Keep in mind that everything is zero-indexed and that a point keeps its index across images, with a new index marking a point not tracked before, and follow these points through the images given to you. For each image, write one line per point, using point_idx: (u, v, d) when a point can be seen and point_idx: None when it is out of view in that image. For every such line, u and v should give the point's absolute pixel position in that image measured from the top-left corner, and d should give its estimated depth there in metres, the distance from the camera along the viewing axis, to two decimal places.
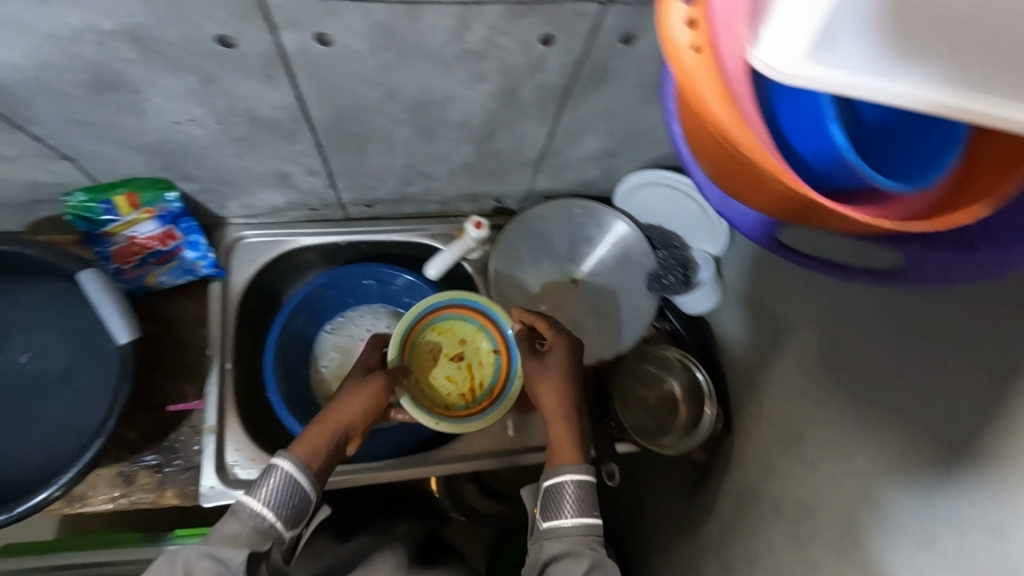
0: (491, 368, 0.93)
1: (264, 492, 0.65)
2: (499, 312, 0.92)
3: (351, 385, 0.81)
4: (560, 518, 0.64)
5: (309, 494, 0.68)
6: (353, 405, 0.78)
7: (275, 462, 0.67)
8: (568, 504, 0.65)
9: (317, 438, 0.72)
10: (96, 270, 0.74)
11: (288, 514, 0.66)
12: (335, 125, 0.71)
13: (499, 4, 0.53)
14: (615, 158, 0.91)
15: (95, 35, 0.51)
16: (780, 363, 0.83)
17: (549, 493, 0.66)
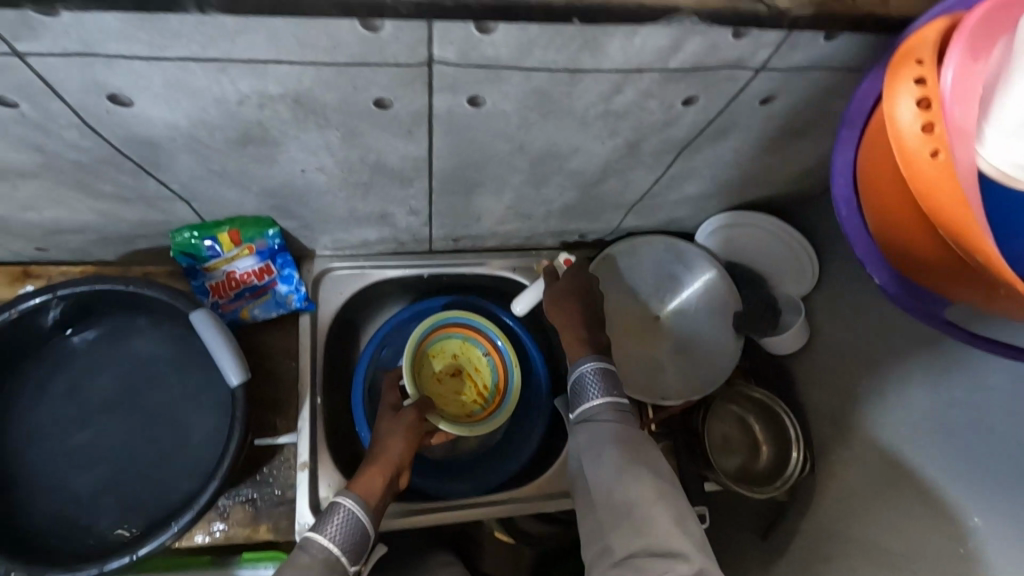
0: (488, 368, 1.00)
1: (332, 527, 0.68)
2: (478, 319, 0.99)
3: (388, 424, 0.84)
4: (588, 401, 0.76)
5: (369, 531, 0.70)
6: (393, 443, 0.80)
7: (338, 501, 0.70)
8: (594, 388, 0.77)
9: (371, 480, 0.74)
10: (207, 309, 0.75)
11: (353, 551, 0.68)
12: (453, 173, 0.71)
13: (658, 71, 0.53)
14: (709, 200, 0.91)
15: (260, 99, 0.52)
16: (877, 411, 0.83)
17: (576, 384, 0.78)
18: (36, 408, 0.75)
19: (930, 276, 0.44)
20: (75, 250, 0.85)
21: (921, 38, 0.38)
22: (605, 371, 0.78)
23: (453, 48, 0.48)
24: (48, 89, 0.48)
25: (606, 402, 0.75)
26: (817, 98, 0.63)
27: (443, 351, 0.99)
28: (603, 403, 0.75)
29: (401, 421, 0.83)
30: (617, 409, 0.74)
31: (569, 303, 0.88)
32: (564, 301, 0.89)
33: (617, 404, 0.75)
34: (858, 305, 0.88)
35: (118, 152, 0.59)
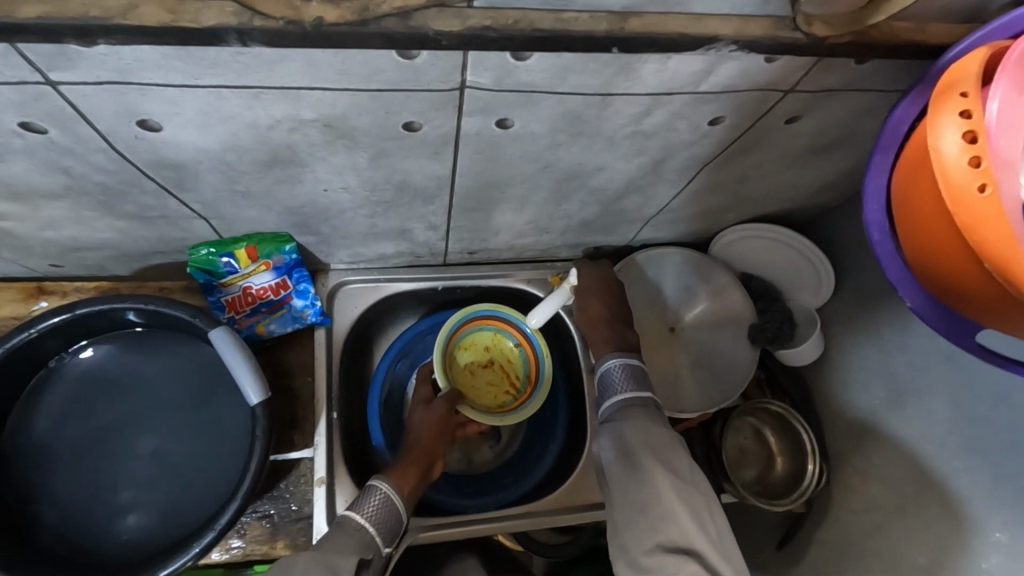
0: (520, 359, 0.99)
1: (369, 508, 0.73)
2: (507, 312, 0.97)
3: (420, 416, 0.89)
4: (614, 395, 0.79)
5: (402, 514, 0.76)
6: (424, 435, 0.87)
7: (375, 484, 0.76)
8: (621, 383, 0.80)
9: (404, 472, 0.80)
10: (227, 327, 0.74)
11: (386, 532, 0.74)
12: (476, 190, 0.71)
13: (690, 94, 0.53)
14: (725, 213, 0.91)
15: (291, 123, 0.52)
16: (896, 424, 0.83)
17: (605, 379, 0.82)
18: (58, 428, 0.75)
19: (979, 307, 0.43)
20: (90, 266, 0.85)
21: (964, 68, 0.38)
22: (631, 367, 0.81)
23: (488, 74, 0.48)
24: (79, 116, 0.48)
25: (630, 396, 0.78)
26: (843, 117, 0.63)
27: (473, 343, 0.98)
28: (627, 397, 0.78)
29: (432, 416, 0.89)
30: (639, 403, 0.77)
31: (596, 302, 0.92)
32: (592, 302, 0.92)
33: (642, 399, 0.78)
34: (875, 318, 0.88)
35: (144, 175, 0.59)
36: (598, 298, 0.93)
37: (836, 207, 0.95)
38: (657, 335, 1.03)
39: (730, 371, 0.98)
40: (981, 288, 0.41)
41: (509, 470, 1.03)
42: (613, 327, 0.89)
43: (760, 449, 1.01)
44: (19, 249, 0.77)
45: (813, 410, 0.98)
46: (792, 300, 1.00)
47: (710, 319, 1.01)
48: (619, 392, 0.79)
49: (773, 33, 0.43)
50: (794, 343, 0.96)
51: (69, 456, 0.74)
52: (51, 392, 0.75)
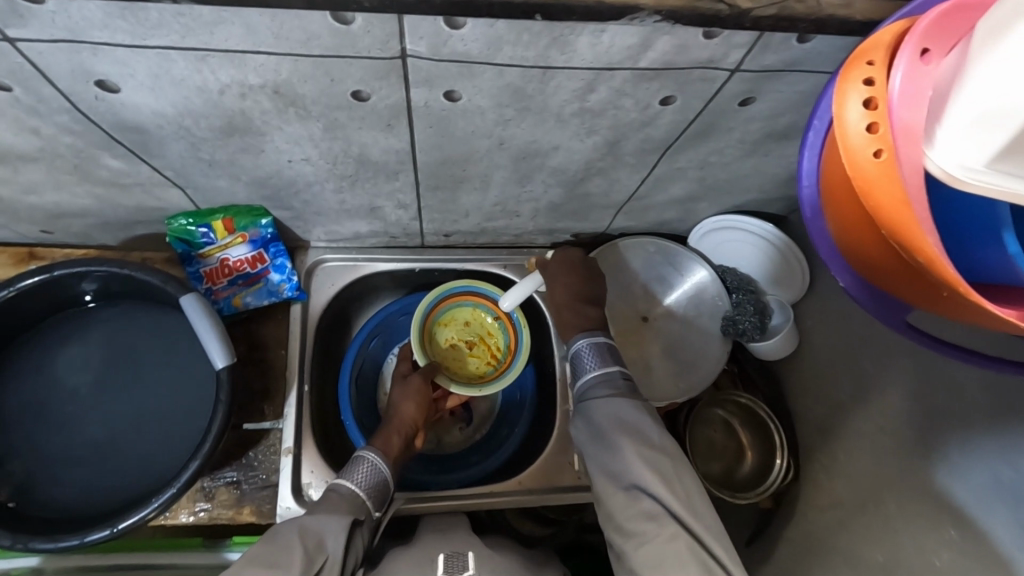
0: (500, 331, 1.00)
1: (359, 476, 0.76)
2: (483, 286, 0.98)
3: (401, 390, 0.91)
4: (584, 373, 0.79)
5: (389, 481, 0.79)
6: (407, 407, 0.89)
7: (362, 454, 0.79)
8: (589, 361, 0.80)
9: (387, 442, 0.83)
10: (198, 294, 0.77)
11: (375, 497, 0.76)
12: (437, 167, 0.72)
13: (631, 70, 0.54)
14: (698, 203, 0.91)
15: (240, 89, 0.54)
16: (861, 419, 0.82)
17: (574, 358, 0.83)
18: (33, 384, 0.77)
19: (898, 287, 0.43)
20: (78, 234, 0.88)
21: (877, 38, 0.38)
22: (597, 344, 0.82)
23: (424, 42, 0.49)
24: (38, 74, 0.50)
25: (601, 373, 0.78)
26: (799, 101, 0.63)
27: (453, 319, 1.00)
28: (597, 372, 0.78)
29: (413, 389, 0.91)
30: (610, 377, 0.77)
31: (562, 284, 0.92)
32: (558, 287, 0.92)
33: (611, 374, 0.78)
34: (845, 313, 0.87)
35: (111, 138, 0.61)
36: (562, 279, 0.92)
37: None
38: (629, 327, 1.02)
39: (699, 364, 0.98)
40: (890, 265, 0.41)
41: (478, 453, 1.05)
42: (577, 309, 0.88)
43: (729, 442, 1.00)
44: (7, 213, 0.81)
45: (784, 406, 0.99)
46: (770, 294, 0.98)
47: (683, 311, 1.01)
48: (587, 370, 0.79)
49: (694, 3, 0.43)
50: (766, 338, 0.95)
51: (40, 412, 0.76)
52: (30, 350, 0.78)
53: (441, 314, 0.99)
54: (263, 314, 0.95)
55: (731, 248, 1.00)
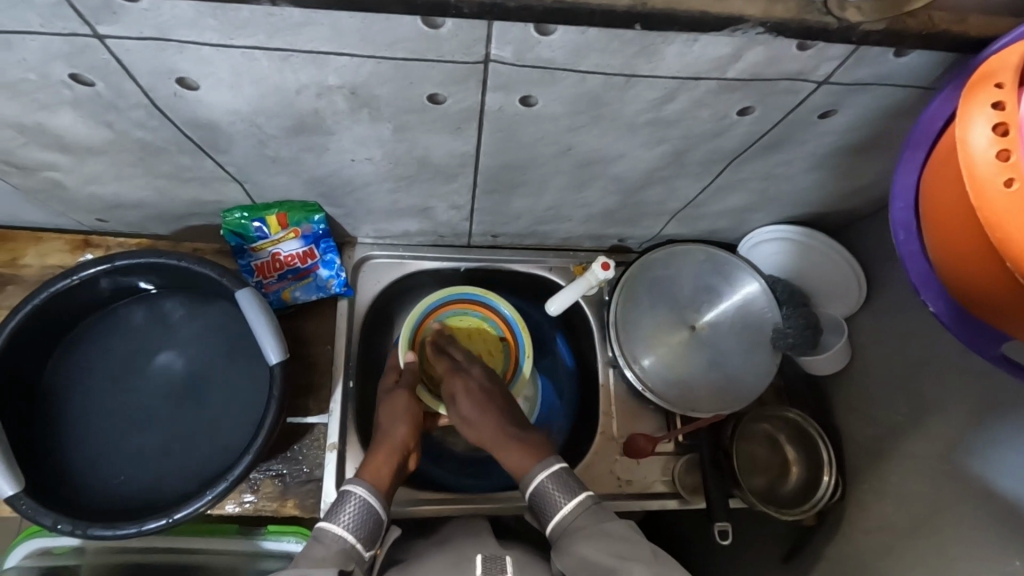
0: (500, 356, 0.99)
1: (345, 517, 0.71)
2: (497, 301, 0.98)
3: (384, 411, 0.85)
4: (557, 509, 0.71)
5: (382, 516, 0.74)
6: (397, 429, 0.83)
7: (349, 490, 0.73)
8: (555, 493, 0.73)
9: (375, 468, 0.78)
10: (253, 289, 0.77)
11: (368, 536, 0.72)
12: (497, 171, 0.71)
13: (716, 80, 0.53)
14: (754, 212, 0.89)
15: (317, 90, 0.53)
16: (915, 441, 0.80)
17: (535, 498, 0.74)
18: (88, 372, 0.78)
19: (1002, 319, 0.42)
20: (132, 223, 0.89)
21: (1003, 60, 0.38)
22: (559, 476, 0.74)
23: (509, 48, 0.48)
24: (121, 70, 0.50)
25: (549, 472, 0.74)
26: (880, 114, 0.61)
27: (459, 324, 0.99)
28: (549, 478, 0.74)
29: (399, 406, 0.85)
30: (571, 488, 0.73)
31: (462, 387, 0.87)
32: (462, 395, 0.86)
33: (560, 471, 0.75)
34: (903, 331, 0.84)
35: (181, 133, 0.61)
36: (462, 380, 0.88)
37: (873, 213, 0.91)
38: (676, 335, 0.98)
39: (747, 376, 0.96)
40: (996, 293, 0.40)
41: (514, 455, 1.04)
42: (504, 424, 0.84)
43: (772, 458, 0.97)
44: (67, 202, 0.81)
45: (831, 422, 0.95)
46: (821, 308, 0.96)
47: (731, 322, 0.98)
48: (536, 476, 0.75)
49: (800, 16, 0.43)
50: (817, 352, 0.93)
51: (96, 400, 0.78)
52: (85, 338, 0.79)
53: (447, 316, 0.98)
54: (309, 309, 0.95)
55: (783, 261, 0.98)
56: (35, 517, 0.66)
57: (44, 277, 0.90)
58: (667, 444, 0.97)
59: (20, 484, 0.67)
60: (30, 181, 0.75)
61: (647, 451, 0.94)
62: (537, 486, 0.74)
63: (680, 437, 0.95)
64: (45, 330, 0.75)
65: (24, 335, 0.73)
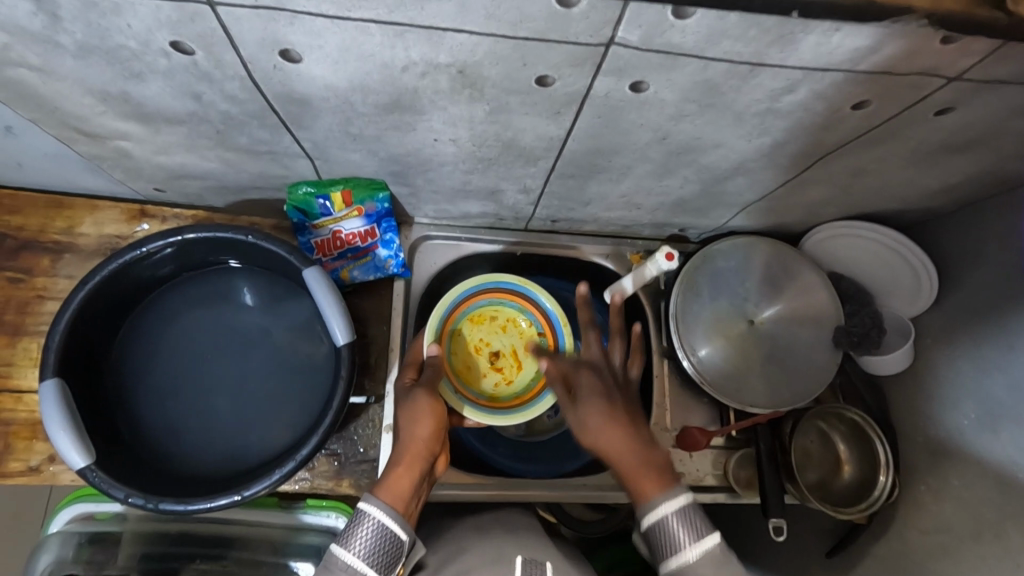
0: (536, 351, 0.95)
1: (359, 543, 0.62)
2: (534, 290, 0.94)
3: (409, 411, 0.76)
4: (678, 553, 0.60)
5: (402, 537, 0.64)
6: (421, 431, 0.73)
7: (364, 510, 0.64)
8: (680, 533, 0.61)
9: (398, 482, 0.67)
10: (319, 267, 0.76)
11: (383, 562, 0.62)
12: (583, 156, 0.69)
13: (843, 73, 0.51)
14: (828, 206, 0.87)
15: (425, 67, 0.51)
16: (980, 445, 0.79)
17: (652, 532, 0.62)
18: (154, 351, 0.79)
19: None
20: (191, 195, 0.87)
21: None
22: (685, 512, 0.62)
23: (638, 31, 0.46)
24: (227, 40, 0.48)
25: (674, 506, 0.62)
26: (996, 109, 0.58)
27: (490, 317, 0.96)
28: (673, 512, 0.62)
29: (421, 405, 0.76)
30: (698, 527, 0.61)
31: (590, 380, 0.76)
32: (586, 390, 0.74)
33: (686, 505, 0.62)
34: (975, 335, 0.82)
35: (269, 107, 0.59)
36: (590, 371, 0.78)
37: (947, 213, 0.89)
38: (734, 327, 0.97)
39: (808, 372, 0.94)
40: None
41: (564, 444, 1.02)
42: (629, 430, 0.69)
43: (825, 454, 0.95)
44: (130, 171, 0.79)
45: (889, 421, 0.92)
46: (883, 308, 0.94)
47: (791, 316, 0.96)
48: (655, 510, 0.62)
49: (969, 9, 0.43)
50: (879, 353, 0.92)
51: (161, 377, 0.78)
52: (151, 316, 0.80)
53: (482, 307, 0.95)
54: (365, 289, 0.94)
55: (853, 258, 0.97)
56: (107, 490, 0.66)
57: (101, 247, 0.89)
58: (718, 438, 0.97)
59: (90, 456, 0.67)
60: (98, 149, 0.73)
61: (701, 445, 0.93)
62: (658, 519, 0.62)
63: (733, 431, 0.94)
64: (113, 305, 0.76)
65: (99, 307, 0.73)
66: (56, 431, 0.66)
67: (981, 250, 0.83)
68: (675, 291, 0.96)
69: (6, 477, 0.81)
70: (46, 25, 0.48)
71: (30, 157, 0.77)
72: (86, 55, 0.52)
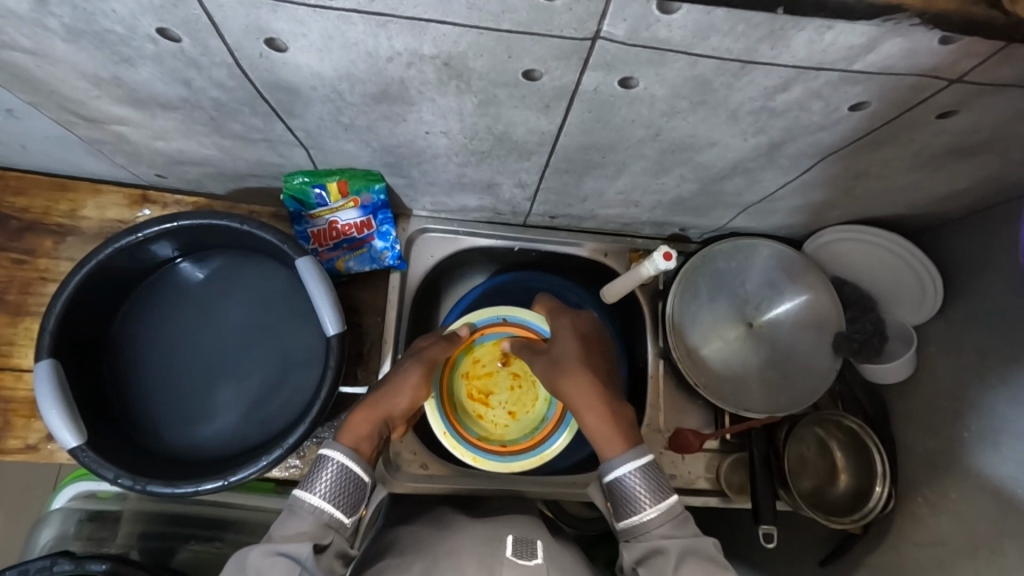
0: (466, 420, 0.92)
1: (322, 485, 0.66)
2: (538, 449, 0.89)
3: (395, 376, 0.81)
4: (639, 511, 0.67)
5: (363, 480, 0.69)
6: (399, 399, 0.79)
7: (327, 456, 0.68)
8: (641, 494, 0.68)
9: (358, 431, 0.73)
10: (312, 257, 0.76)
11: (348, 502, 0.67)
12: (576, 152, 0.68)
13: (839, 72, 0.49)
14: (832, 208, 0.84)
15: (411, 58, 0.51)
16: (978, 458, 0.76)
17: (617, 487, 0.69)
18: (147, 334, 0.80)
19: None
20: (190, 181, 0.87)
21: None
22: (645, 471, 0.69)
23: (624, 25, 0.45)
24: (212, 27, 0.48)
25: (638, 464, 0.69)
26: (1002, 112, 0.56)
27: (529, 424, 0.94)
28: (636, 470, 0.69)
29: (406, 376, 0.81)
30: (658, 489, 0.68)
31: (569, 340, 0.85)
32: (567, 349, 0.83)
33: (649, 464, 0.70)
34: (978, 345, 0.80)
35: (257, 95, 0.59)
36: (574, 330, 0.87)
37: (956, 220, 0.87)
38: (732, 330, 0.96)
39: (807, 378, 0.92)
40: None
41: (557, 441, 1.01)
42: (600, 388, 0.78)
43: (820, 462, 0.93)
44: (130, 156, 0.80)
45: (889, 431, 0.90)
46: (888, 316, 0.92)
47: (792, 321, 0.94)
48: (621, 465, 0.69)
49: (966, 7, 0.42)
50: (882, 360, 0.89)
51: (157, 359, 0.79)
52: (148, 301, 0.81)
53: (542, 426, 0.92)
54: (360, 279, 0.94)
55: (857, 264, 0.95)
56: (96, 470, 0.67)
57: (103, 230, 0.90)
58: (712, 442, 0.95)
59: (82, 436, 0.68)
60: (98, 133, 0.74)
61: (695, 447, 0.92)
62: (620, 475, 0.69)
63: (728, 434, 0.92)
64: (111, 289, 0.77)
65: (95, 290, 0.74)
66: (48, 409, 0.67)
67: (988, 259, 0.81)
68: (674, 291, 0.94)
69: (5, 452, 0.83)
70: (35, 9, 0.48)
71: (32, 139, 0.78)
72: (75, 39, 0.52)
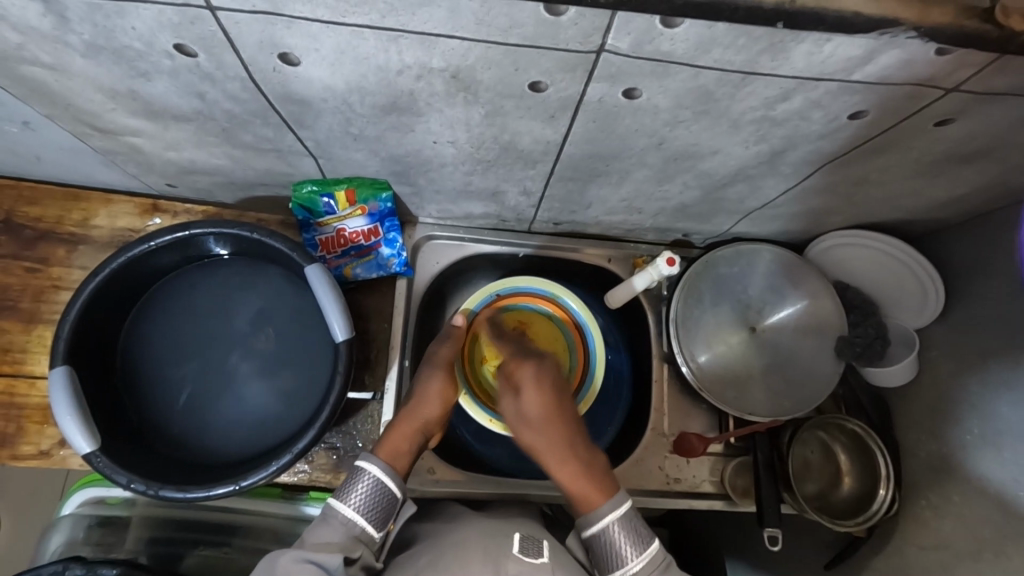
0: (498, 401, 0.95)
1: (356, 497, 0.68)
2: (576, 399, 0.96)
3: (422, 382, 0.82)
4: (624, 563, 0.65)
5: (397, 494, 0.70)
6: (429, 407, 0.80)
7: (363, 468, 0.70)
8: (624, 544, 0.66)
9: (393, 444, 0.75)
10: (321, 264, 0.77)
11: (380, 516, 0.68)
12: (581, 160, 0.69)
13: (838, 82, 0.50)
14: (834, 213, 0.85)
15: (421, 72, 0.52)
16: (982, 461, 0.77)
17: (598, 542, 0.67)
18: (158, 341, 0.81)
19: None
20: (200, 190, 0.89)
21: None
22: (627, 522, 0.67)
23: (628, 39, 0.46)
24: (227, 42, 0.50)
25: (618, 514, 0.67)
26: (1000, 120, 0.57)
27: None
28: (616, 522, 0.67)
29: (432, 384, 0.82)
30: (642, 536, 0.67)
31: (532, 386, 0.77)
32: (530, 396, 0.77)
33: (629, 512, 0.68)
34: (981, 350, 0.80)
35: (269, 107, 0.60)
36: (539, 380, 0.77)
37: (957, 225, 0.87)
38: (735, 335, 0.97)
39: (810, 382, 0.93)
40: None
41: None
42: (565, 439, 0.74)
43: (826, 466, 0.93)
44: (143, 166, 0.82)
45: (892, 434, 0.91)
46: (890, 320, 0.93)
47: (795, 326, 0.95)
48: (600, 520, 0.67)
49: (961, 20, 0.43)
50: (885, 364, 0.90)
51: (167, 366, 0.81)
52: (158, 307, 0.82)
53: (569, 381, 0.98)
54: (367, 286, 0.95)
55: (858, 269, 0.97)
56: (110, 475, 0.68)
57: (114, 238, 0.92)
58: (717, 445, 0.96)
59: (96, 441, 0.69)
60: (112, 144, 0.75)
61: (699, 451, 0.93)
62: (603, 528, 0.67)
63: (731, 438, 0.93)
64: (123, 295, 0.78)
65: (109, 297, 0.76)
66: (64, 416, 0.69)
67: (989, 263, 0.82)
68: (677, 297, 0.95)
69: (18, 459, 0.84)
70: (56, 26, 0.50)
71: (47, 151, 0.80)
72: (94, 55, 0.54)
